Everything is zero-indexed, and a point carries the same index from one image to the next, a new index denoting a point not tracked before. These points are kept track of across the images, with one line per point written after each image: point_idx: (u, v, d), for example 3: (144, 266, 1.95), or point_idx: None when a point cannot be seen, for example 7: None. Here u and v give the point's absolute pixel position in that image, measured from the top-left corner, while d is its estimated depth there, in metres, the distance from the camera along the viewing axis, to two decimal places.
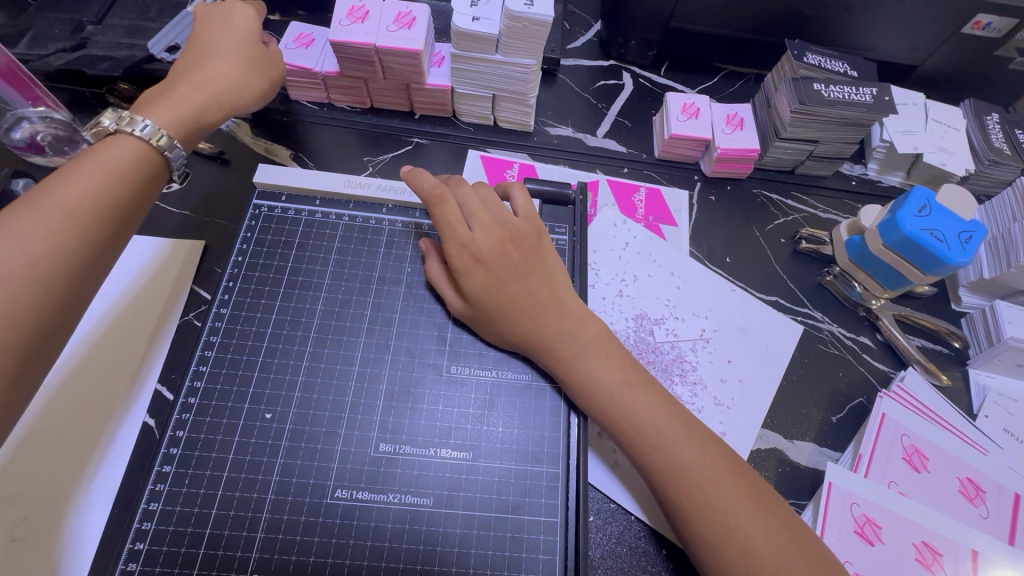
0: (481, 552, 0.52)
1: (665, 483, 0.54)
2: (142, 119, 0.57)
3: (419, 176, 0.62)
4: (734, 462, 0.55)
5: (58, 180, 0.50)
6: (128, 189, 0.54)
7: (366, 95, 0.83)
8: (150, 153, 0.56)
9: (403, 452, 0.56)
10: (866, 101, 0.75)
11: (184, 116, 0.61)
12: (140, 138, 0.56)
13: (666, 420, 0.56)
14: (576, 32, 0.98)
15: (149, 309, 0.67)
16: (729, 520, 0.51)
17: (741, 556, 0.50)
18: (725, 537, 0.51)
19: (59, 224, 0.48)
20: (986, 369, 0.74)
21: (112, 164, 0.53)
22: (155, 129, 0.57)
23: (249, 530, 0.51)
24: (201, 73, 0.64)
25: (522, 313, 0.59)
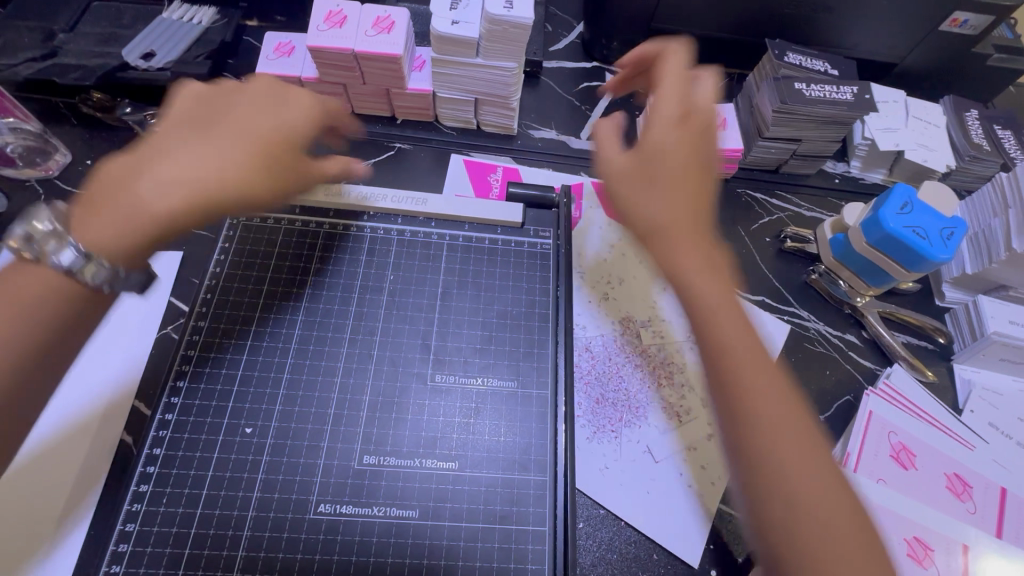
0: (468, 564, 0.52)
1: (746, 462, 0.46)
2: (71, 238, 0.45)
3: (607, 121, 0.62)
4: (830, 463, 0.46)
5: None
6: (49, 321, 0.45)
7: (346, 101, 0.82)
8: (73, 289, 0.46)
9: (387, 464, 0.55)
10: (846, 100, 0.76)
11: (142, 233, 0.48)
12: (63, 267, 0.45)
13: (759, 388, 0.47)
14: (558, 34, 0.97)
15: (126, 322, 0.66)
16: (811, 521, 0.43)
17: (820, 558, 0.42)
18: (802, 540, 0.43)
19: None
20: (971, 364, 0.74)
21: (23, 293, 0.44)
22: (83, 262, 0.45)
23: (230, 549, 0.50)
24: (187, 170, 0.51)
25: (679, 259, 0.53)
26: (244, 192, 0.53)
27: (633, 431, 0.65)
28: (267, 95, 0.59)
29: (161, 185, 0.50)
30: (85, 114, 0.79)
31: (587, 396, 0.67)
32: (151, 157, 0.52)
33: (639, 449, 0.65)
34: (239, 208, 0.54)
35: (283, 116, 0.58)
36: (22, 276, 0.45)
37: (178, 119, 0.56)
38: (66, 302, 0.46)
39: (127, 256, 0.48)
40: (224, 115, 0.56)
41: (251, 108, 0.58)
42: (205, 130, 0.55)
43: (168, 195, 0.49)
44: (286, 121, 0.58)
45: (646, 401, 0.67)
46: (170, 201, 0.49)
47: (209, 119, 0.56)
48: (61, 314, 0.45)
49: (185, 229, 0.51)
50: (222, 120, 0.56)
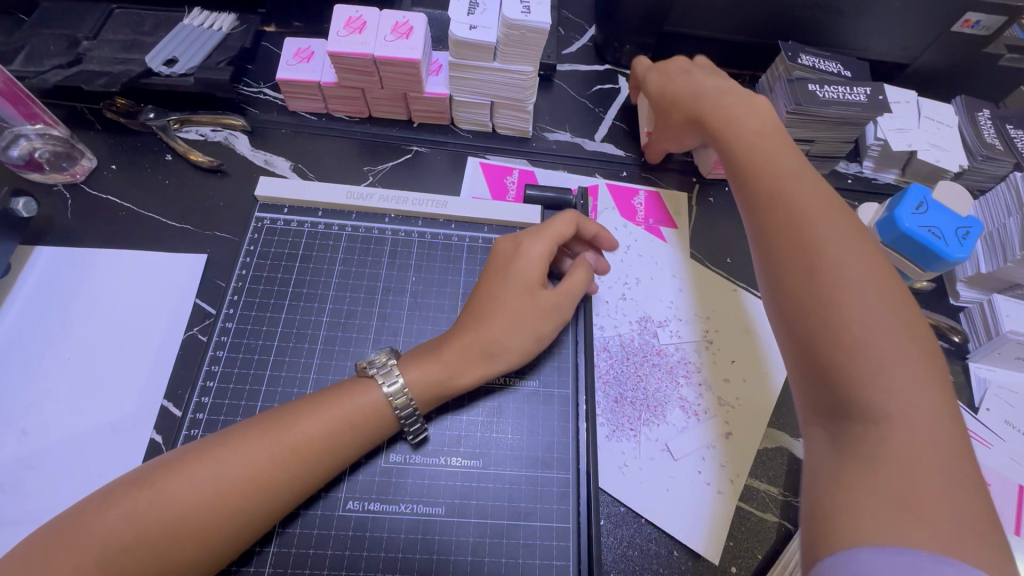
0: (494, 560, 0.52)
1: (845, 369, 0.48)
2: (400, 374, 0.54)
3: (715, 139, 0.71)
4: (945, 394, 0.47)
5: (269, 420, 0.50)
6: (319, 448, 0.49)
7: (364, 105, 0.83)
8: (385, 411, 0.52)
9: (413, 462, 0.56)
10: (860, 101, 0.76)
11: (436, 386, 0.55)
12: (385, 396, 0.52)
13: (870, 301, 0.50)
14: (571, 37, 0.98)
15: (153, 323, 0.68)
16: (896, 422, 0.45)
17: (902, 454, 0.43)
18: (886, 441, 0.44)
19: (235, 489, 0.46)
20: (986, 362, 0.75)
21: (353, 415, 0.51)
22: (403, 391, 0.53)
23: (261, 545, 0.51)
24: (514, 291, 0.59)
25: (835, 218, 0.56)
26: (497, 330, 0.57)
27: (652, 429, 0.66)
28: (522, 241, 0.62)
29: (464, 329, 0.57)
30: (109, 119, 0.80)
31: (606, 395, 0.68)
32: (487, 312, 0.58)
33: (658, 447, 0.65)
34: (530, 334, 0.58)
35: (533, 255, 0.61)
36: (298, 414, 0.51)
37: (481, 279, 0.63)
38: (353, 436, 0.51)
39: (424, 400, 0.55)
40: (537, 242, 0.62)
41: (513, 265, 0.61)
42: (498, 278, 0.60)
43: (444, 358, 0.55)
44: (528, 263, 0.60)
45: (664, 400, 0.68)
46: (519, 336, 0.58)
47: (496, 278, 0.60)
48: (293, 481, 0.48)
49: (472, 382, 0.56)
50: (507, 266, 0.61)
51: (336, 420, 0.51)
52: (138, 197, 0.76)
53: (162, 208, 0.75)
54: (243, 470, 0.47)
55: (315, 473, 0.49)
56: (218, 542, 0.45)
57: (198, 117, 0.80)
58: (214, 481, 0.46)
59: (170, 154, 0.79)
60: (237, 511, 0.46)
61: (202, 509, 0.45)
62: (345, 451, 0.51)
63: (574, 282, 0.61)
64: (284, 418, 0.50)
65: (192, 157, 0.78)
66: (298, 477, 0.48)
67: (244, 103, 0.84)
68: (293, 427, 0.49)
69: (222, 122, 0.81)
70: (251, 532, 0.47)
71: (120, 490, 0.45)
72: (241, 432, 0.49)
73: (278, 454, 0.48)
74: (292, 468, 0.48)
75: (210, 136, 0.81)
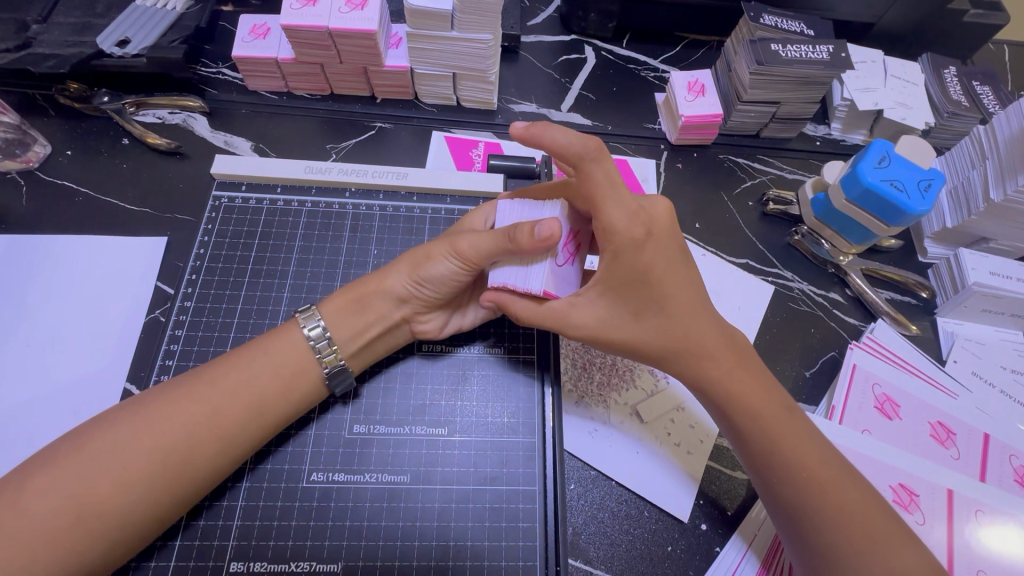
0: (461, 524, 0.53)
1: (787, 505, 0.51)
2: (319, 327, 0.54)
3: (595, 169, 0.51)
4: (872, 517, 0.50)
5: (198, 384, 0.49)
6: (238, 411, 0.49)
7: (325, 82, 0.82)
8: (310, 367, 0.53)
9: (378, 432, 0.55)
10: (823, 59, 0.75)
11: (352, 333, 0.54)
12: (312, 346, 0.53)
13: (763, 404, 0.53)
14: (535, 8, 0.97)
15: (115, 307, 0.67)
16: (828, 523, 0.49)
17: (844, 551, 0.48)
18: (826, 545, 0.49)
19: (161, 438, 0.46)
20: (954, 316, 0.75)
21: (275, 352, 0.52)
22: (328, 345, 0.53)
23: (225, 519, 0.51)
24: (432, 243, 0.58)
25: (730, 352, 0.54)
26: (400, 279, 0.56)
27: (622, 395, 0.66)
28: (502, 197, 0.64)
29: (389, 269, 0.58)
30: (63, 104, 0.79)
31: (574, 362, 0.68)
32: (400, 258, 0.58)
33: (628, 412, 0.65)
34: (428, 278, 0.56)
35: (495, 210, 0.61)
36: (228, 373, 0.50)
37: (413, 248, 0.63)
38: (283, 396, 0.51)
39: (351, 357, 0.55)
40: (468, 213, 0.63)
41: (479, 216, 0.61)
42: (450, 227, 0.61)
43: (354, 294, 0.56)
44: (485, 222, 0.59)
45: (633, 365, 0.68)
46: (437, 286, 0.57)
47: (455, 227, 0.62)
48: (223, 437, 0.48)
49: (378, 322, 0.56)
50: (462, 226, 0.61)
51: (255, 358, 0.51)
52: (95, 182, 0.74)
53: (120, 193, 0.74)
54: (170, 420, 0.47)
55: (239, 409, 0.49)
56: (153, 489, 0.45)
57: (154, 100, 0.79)
58: (142, 432, 0.46)
59: (126, 138, 0.78)
60: (155, 467, 0.45)
61: (133, 461, 0.45)
62: (267, 386, 0.50)
63: (479, 239, 0.54)
64: (209, 366, 0.51)
65: (150, 140, 0.76)
66: (222, 413, 0.48)
67: (202, 84, 0.83)
68: (214, 371, 0.50)
69: (178, 104, 0.79)
70: (187, 475, 0.46)
71: (53, 453, 0.45)
72: (164, 388, 0.49)
73: (205, 410, 0.48)
74: (212, 405, 0.48)
75: (167, 118, 0.79)
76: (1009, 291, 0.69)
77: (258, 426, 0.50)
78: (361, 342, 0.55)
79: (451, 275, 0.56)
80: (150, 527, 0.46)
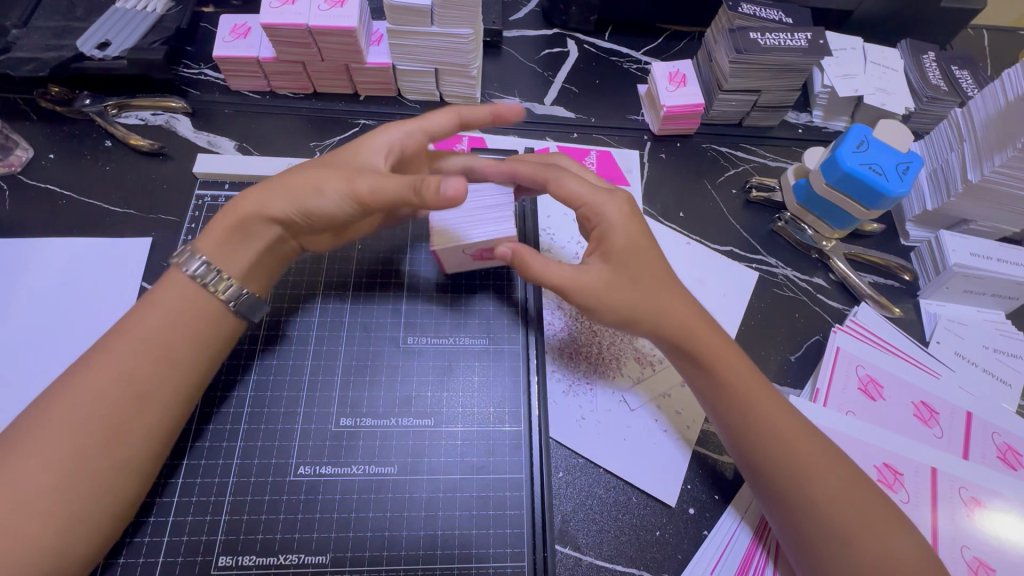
0: (448, 513, 0.53)
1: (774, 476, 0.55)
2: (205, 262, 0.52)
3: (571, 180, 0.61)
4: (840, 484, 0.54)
5: (105, 352, 0.48)
6: (146, 363, 0.48)
7: (307, 80, 0.82)
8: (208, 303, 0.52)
9: (364, 425, 0.56)
10: (801, 46, 0.76)
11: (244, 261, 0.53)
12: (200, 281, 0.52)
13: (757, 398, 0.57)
14: (517, 3, 0.97)
15: (100, 309, 0.67)
16: (821, 510, 0.52)
17: (833, 537, 0.52)
18: (813, 522, 0.52)
19: (75, 412, 0.45)
20: (936, 298, 0.76)
21: (168, 307, 0.51)
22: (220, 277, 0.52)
23: (213, 514, 0.51)
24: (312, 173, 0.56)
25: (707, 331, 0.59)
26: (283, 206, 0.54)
27: (608, 383, 0.67)
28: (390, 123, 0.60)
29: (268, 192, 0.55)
30: (45, 108, 0.79)
31: (561, 350, 0.68)
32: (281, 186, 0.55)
33: (614, 399, 0.66)
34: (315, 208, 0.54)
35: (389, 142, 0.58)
36: (131, 333, 0.49)
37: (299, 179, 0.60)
38: (196, 341, 0.51)
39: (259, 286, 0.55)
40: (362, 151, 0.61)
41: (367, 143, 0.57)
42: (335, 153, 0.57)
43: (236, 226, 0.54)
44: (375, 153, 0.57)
45: (619, 353, 0.69)
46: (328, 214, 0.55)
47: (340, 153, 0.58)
48: (142, 396, 0.48)
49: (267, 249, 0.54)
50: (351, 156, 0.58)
51: (154, 318, 0.50)
52: (78, 185, 0.74)
53: (104, 195, 0.74)
54: (80, 395, 0.46)
55: (150, 368, 0.48)
56: (88, 464, 0.45)
57: (137, 101, 0.79)
58: (57, 413, 0.45)
59: (109, 140, 0.78)
60: (78, 441, 0.45)
61: (55, 442, 0.44)
62: (177, 341, 0.50)
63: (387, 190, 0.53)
64: (110, 337, 0.50)
65: (133, 142, 0.76)
66: (133, 373, 0.48)
67: (185, 86, 0.83)
68: (115, 341, 0.49)
69: (161, 105, 0.79)
70: (119, 443, 0.46)
71: None
72: (69, 370, 0.48)
73: (114, 375, 0.47)
74: (116, 371, 0.47)
75: (149, 120, 0.79)
76: (990, 271, 0.70)
77: (181, 379, 0.50)
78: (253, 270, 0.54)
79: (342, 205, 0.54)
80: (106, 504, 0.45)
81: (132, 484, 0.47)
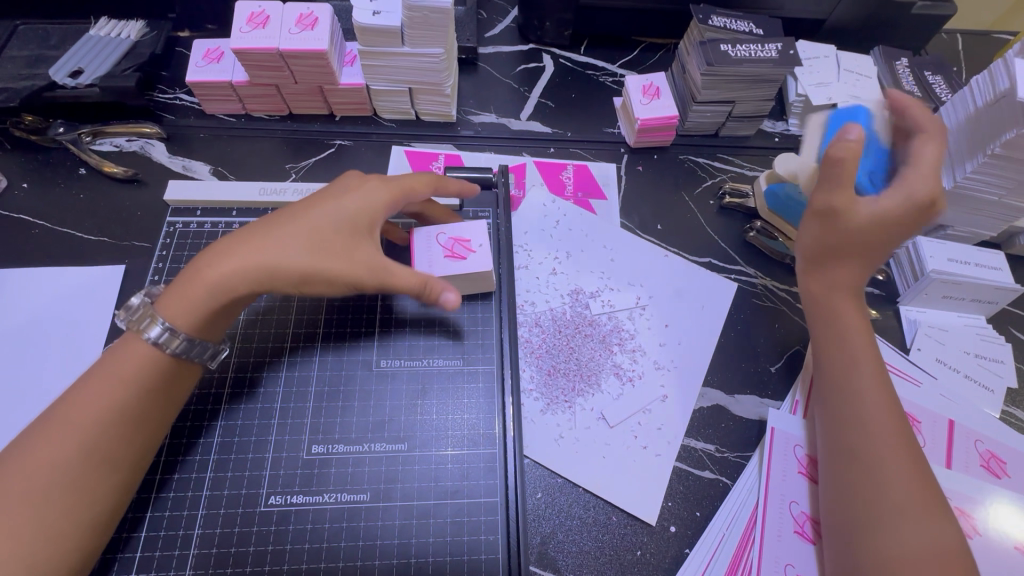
0: (422, 540, 0.52)
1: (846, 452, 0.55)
2: (159, 319, 0.51)
3: (849, 147, 0.56)
4: (920, 485, 0.52)
5: (65, 409, 0.47)
6: (97, 415, 0.47)
7: (283, 102, 0.82)
8: (164, 359, 0.50)
9: (337, 451, 0.55)
10: (771, 57, 0.76)
11: (200, 310, 0.51)
12: (155, 341, 0.50)
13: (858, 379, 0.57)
14: (493, 20, 0.98)
15: (73, 338, 0.66)
16: (889, 486, 0.52)
17: (883, 512, 0.51)
18: (873, 510, 0.51)
19: (28, 470, 0.44)
20: (916, 305, 0.76)
21: (124, 368, 0.49)
22: (172, 334, 0.51)
23: (181, 548, 0.50)
24: (283, 223, 0.55)
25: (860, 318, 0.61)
26: (251, 259, 0.52)
27: (587, 400, 0.66)
28: (368, 178, 0.59)
29: (229, 251, 0.53)
30: (18, 137, 0.78)
31: (538, 368, 0.68)
32: (251, 235, 0.54)
33: (593, 416, 0.65)
34: (279, 261, 0.53)
35: (367, 201, 0.57)
36: (86, 389, 0.48)
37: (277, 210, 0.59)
38: (150, 388, 0.50)
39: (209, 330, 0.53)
40: (336, 185, 0.59)
41: (347, 197, 0.57)
42: (307, 204, 0.56)
43: (199, 282, 0.52)
44: (354, 211, 0.56)
45: (598, 368, 0.68)
46: (292, 263, 0.53)
47: (311, 203, 0.57)
48: (94, 448, 0.46)
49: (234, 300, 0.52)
50: (319, 199, 0.57)
51: (106, 379, 0.49)
52: (51, 213, 0.74)
53: (77, 223, 0.74)
54: (33, 460, 0.45)
55: (106, 428, 0.47)
56: (46, 522, 0.44)
57: (111, 128, 0.79)
58: (11, 480, 0.44)
59: (83, 168, 0.78)
60: (30, 496, 0.44)
61: (10, 508, 0.43)
62: (132, 399, 0.49)
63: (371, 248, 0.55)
64: (63, 402, 0.48)
65: (106, 169, 0.76)
66: (84, 427, 0.46)
67: (160, 111, 0.83)
68: (71, 404, 0.47)
69: (136, 131, 0.79)
70: (76, 492, 0.45)
71: None
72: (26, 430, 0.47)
73: (64, 431, 0.46)
74: (71, 435, 0.46)
75: (124, 146, 0.79)
76: (967, 276, 0.70)
77: (133, 426, 0.48)
78: (212, 323, 0.53)
79: (300, 255, 0.53)
80: (63, 557, 0.44)
81: (95, 535, 0.46)
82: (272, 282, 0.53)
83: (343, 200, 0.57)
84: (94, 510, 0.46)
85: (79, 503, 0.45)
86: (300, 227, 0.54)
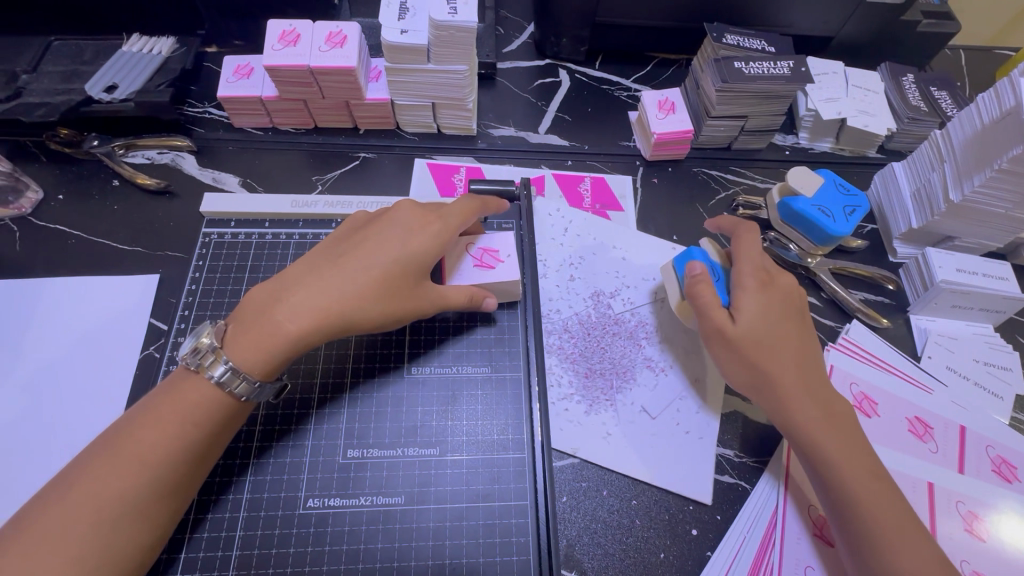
0: (455, 542, 0.54)
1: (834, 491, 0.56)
2: (223, 359, 0.50)
3: (701, 287, 0.63)
4: (886, 492, 0.56)
5: (127, 441, 0.47)
6: (164, 452, 0.47)
7: (309, 116, 0.85)
8: (226, 400, 0.50)
9: (371, 456, 0.57)
10: (783, 74, 0.79)
11: (271, 359, 0.51)
12: (219, 383, 0.50)
13: (799, 405, 0.59)
14: (510, 36, 1.01)
15: (111, 344, 0.68)
16: (850, 486, 0.56)
17: (878, 535, 0.53)
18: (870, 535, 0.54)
19: (94, 500, 0.45)
20: (926, 314, 0.78)
21: (190, 408, 0.49)
22: (233, 375, 0.50)
23: (224, 549, 0.52)
24: (347, 267, 0.55)
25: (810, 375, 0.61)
26: (325, 308, 0.53)
27: (627, 395, 0.68)
28: (430, 216, 0.60)
29: (298, 298, 0.53)
30: (54, 149, 0.81)
31: (575, 373, 0.70)
32: (314, 278, 0.54)
33: (635, 410, 0.68)
34: (352, 308, 0.54)
35: (425, 241, 0.58)
36: (148, 422, 0.48)
37: (330, 242, 0.59)
38: (214, 428, 0.50)
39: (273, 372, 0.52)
40: (389, 223, 0.59)
41: (409, 239, 0.58)
42: (368, 244, 0.57)
43: (270, 332, 0.51)
44: (415, 251, 0.57)
45: (631, 363, 0.71)
46: (367, 311, 0.54)
47: (372, 242, 0.57)
48: (159, 483, 0.47)
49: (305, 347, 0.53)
50: (376, 241, 0.57)
51: (171, 415, 0.49)
52: (86, 224, 0.76)
53: (112, 233, 0.76)
54: (98, 495, 0.45)
55: (170, 464, 0.47)
56: (110, 551, 0.44)
57: (143, 141, 0.81)
58: (75, 509, 0.44)
59: (117, 180, 0.80)
60: (96, 526, 0.44)
61: (81, 540, 0.43)
62: (197, 438, 0.49)
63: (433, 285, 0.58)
64: (116, 436, 0.48)
65: (140, 181, 0.78)
66: (151, 462, 0.47)
67: (190, 125, 0.85)
68: (135, 436, 0.47)
69: (168, 144, 0.82)
70: (140, 523, 0.46)
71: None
72: (86, 454, 0.47)
73: (129, 466, 0.46)
74: (138, 470, 0.46)
75: (156, 158, 0.82)
76: (976, 286, 0.72)
77: (196, 463, 0.49)
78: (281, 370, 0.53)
79: (371, 304, 0.54)
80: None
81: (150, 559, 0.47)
82: (347, 329, 0.54)
83: (408, 242, 0.57)
84: (153, 537, 0.47)
85: (143, 534, 0.46)
86: (372, 274, 0.55)
